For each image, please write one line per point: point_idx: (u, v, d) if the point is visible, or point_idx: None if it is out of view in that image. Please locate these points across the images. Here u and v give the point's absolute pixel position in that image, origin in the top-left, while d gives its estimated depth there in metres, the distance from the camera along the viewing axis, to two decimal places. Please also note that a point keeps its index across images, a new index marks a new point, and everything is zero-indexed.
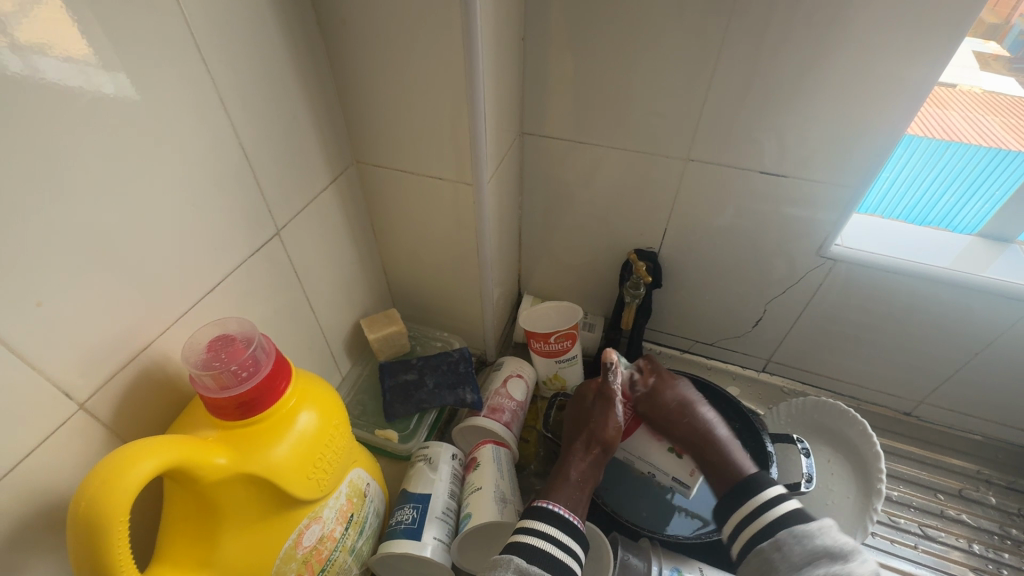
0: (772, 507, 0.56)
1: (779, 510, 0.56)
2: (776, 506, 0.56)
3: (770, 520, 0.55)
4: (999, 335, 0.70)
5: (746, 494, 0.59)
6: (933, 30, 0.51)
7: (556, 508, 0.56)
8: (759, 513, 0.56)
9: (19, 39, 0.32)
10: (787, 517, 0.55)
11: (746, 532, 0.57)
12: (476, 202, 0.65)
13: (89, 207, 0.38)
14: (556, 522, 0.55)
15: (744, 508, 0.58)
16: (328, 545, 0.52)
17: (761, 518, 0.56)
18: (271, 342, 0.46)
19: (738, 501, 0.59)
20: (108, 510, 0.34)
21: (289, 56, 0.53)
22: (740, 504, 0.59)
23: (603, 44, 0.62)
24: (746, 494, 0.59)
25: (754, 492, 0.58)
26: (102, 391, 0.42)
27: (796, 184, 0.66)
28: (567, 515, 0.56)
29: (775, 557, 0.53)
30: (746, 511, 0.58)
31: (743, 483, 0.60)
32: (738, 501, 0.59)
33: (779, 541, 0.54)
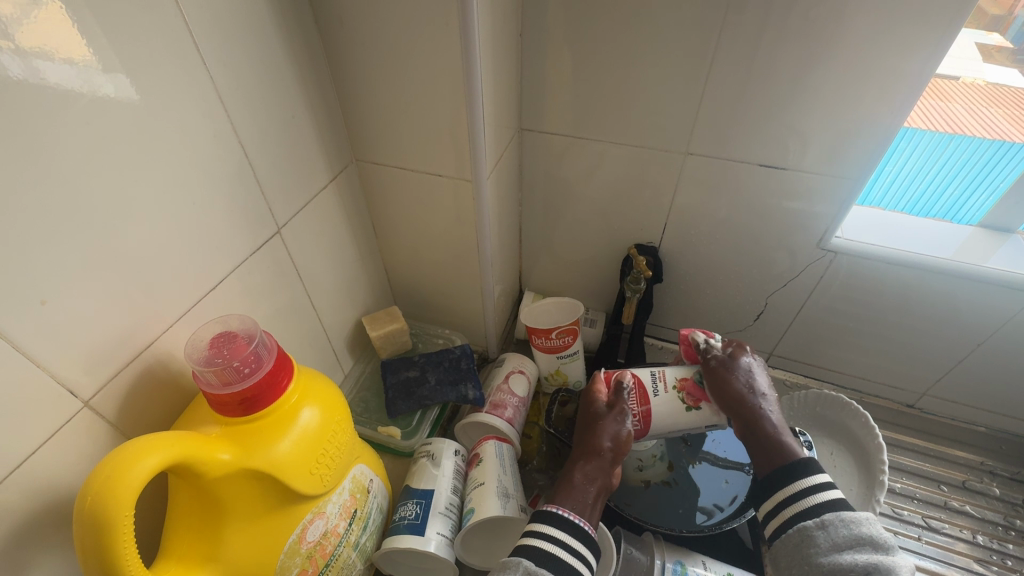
0: (820, 492, 0.51)
1: (826, 496, 0.50)
2: (823, 490, 0.51)
3: (816, 503, 0.50)
4: (999, 327, 0.70)
5: (792, 474, 0.53)
6: (931, 21, 0.51)
7: (561, 510, 0.54)
8: (802, 496, 0.51)
9: (22, 43, 0.32)
10: (836, 502, 0.50)
11: (785, 514, 0.51)
12: (476, 199, 0.66)
13: (93, 207, 0.38)
14: (561, 523, 0.53)
15: (785, 488, 0.52)
16: (332, 540, 0.52)
17: (807, 501, 0.51)
18: (273, 339, 0.47)
19: (781, 482, 0.53)
20: (114, 506, 0.34)
21: (287, 55, 0.53)
22: (780, 484, 0.53)
23: (601, 39, 0.62)
24: (787, 475, 0.53)
25: (797, 475, 0.52)
26: (106, 389, 0.42)
27: (796, 176, 0.66)
28: (576, 520, 0.53)
29: (818, 535, 0.49)
30: (786, 494, 0.52)
31: (786, 466, 0.53)
32: (778, 484, 0.53)
33: (825, 521, 0.49)
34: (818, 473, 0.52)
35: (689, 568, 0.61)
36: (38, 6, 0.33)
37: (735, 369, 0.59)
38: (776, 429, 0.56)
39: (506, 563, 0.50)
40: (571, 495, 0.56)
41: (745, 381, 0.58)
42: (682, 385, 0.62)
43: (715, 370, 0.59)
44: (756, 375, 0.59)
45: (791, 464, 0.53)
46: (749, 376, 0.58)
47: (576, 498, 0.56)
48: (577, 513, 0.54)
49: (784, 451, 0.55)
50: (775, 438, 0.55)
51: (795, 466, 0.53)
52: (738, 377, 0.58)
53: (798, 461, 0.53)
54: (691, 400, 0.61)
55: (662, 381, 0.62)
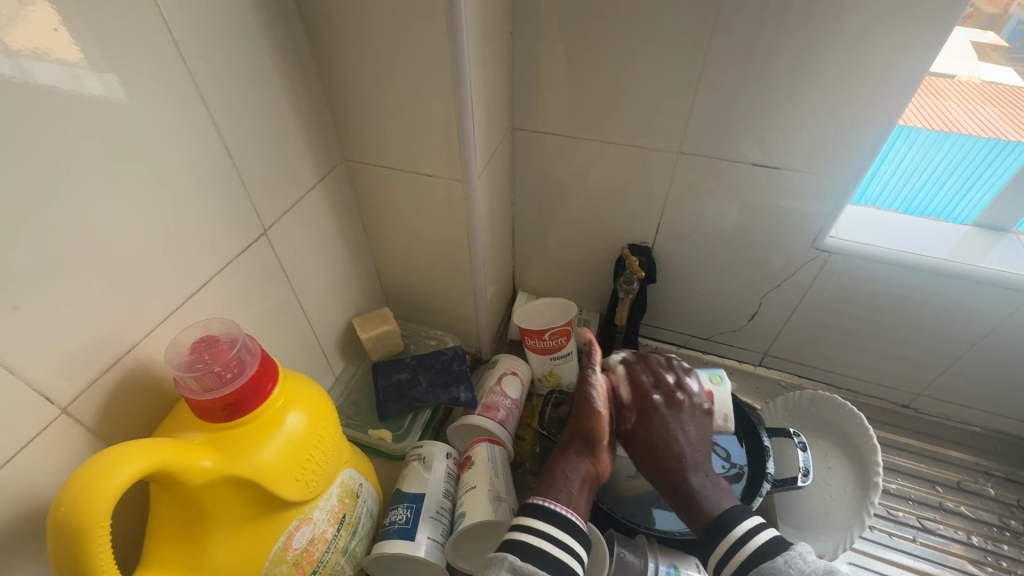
0: (748, 542, 0.50)
1: (759, 540, 0.50)
2: (754, 535, 0.51)
3: (754, 550, 0.50)
4: (995, 326, 0.69)
5: (718, 529, 0.53)
6: (925, 19, 0.50)
7: (549, 504, 0.54)
8: (734, 550, 0.51)
9: (11, 45, 0.32)
10: (772, 546, 0.50)
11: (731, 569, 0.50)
12: (466, 200, 0.65)
13: (72, 209, 0.37)
14: (554, 519, 0.53)
15: (721, 542, 0.52)
16: (319, 546, 0.51)
17: (740, 553, 0.50)
18: (256, 343, 0.46)
19: (714, 540, 0.52)
20: (89, 516, 0.33)
21: (273, 54, 0.52)
22: (716, 542, 0.52)
23: (592, 37, 0.61)
24: (716, 530, 0.52)
25: (726, 529, 0.52)
26: (85, 395, 0.41)
27: (789, 176, 0.65)
28: (565, 513, 0.53)
29: None
30: (726, 545, 0.51)
31: (716, 518, 0.53)
32: (715, 539, 0.52)
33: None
34: (742, 522, 0.52)
35: (682, 571, 0.62)
36: (28, 5, 0.32)
37: (649, 429, 0.61)
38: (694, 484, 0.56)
39: (493, 559, 0.49)
40: (557, 485, 0.57)
41: (660, 438, 0.60)
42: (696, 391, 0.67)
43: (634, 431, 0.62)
44: (680, 429, 0.60)
45: (714, 518, 0.54)
46: (664, 432, 0.60)
47: (561, 489, 0.56)
48: (564, 505, 0.55)
49: (705, 505, 0.55)
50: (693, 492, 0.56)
51: (721, 517, 0.53)
52: (653, 438, 0.60)
53: (720, 514, 0.54)
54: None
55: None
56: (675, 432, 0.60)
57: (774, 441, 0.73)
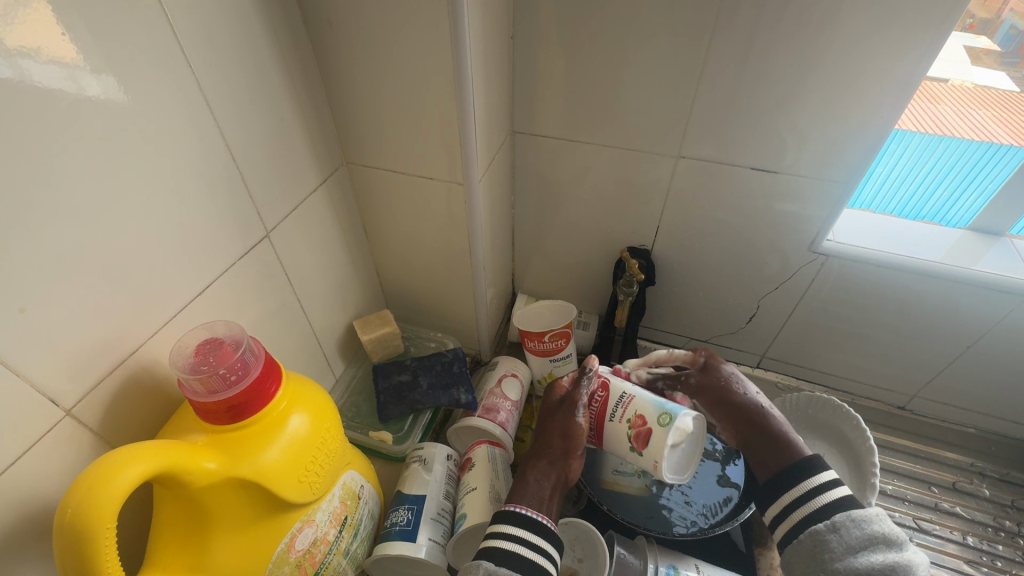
0: (827, 491, 0.51)
1: (829, 495, 0.51)
2: (830, 488, 0.51)
3: (825, 503, 0.51)
4: (990, 328, 0.70)
5: (795, 474, 0.54)
6: (921, 25, 0.51)
7: (534, 515, 0.54)
8: (812, 495, 0.52)
9: (10, 45, 0.32)
10: (848, 500, 0.50)
11: (794, 518, 0.52)
12: (467, 202, 0.65)
13: (76, 213, 0.38)
14: (527, 524, 0.53)
15: (796, 487, 0.53)
16: (321, 548, 0.52)
17: (815, 501, 0.51)
18: (260, 345, 0.46)
19: (790, 482, 0.54)
20: (96, 518, 0.33)
21: (276, 57, 0.52)
22: (788, 487, 0.54)
23: (592, 41, 0.62)
24: (796, 474, 0.54)
25: (809, 472, 0.54)
26: (88, 398, 0.41)
27: (787, 180, 0.66)
28: (539, 519, 0.54)
29: (830, 539, 0.48)
30: (795, 495, 0.53)
31: (796, 463, 0.55)
32: (792, 480, 0.54)
33: (836, 523, 0.48)
34: (823, 470, 0.53)
35: (682, 572, 0.61)
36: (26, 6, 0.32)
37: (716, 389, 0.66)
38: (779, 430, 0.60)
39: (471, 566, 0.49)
40: (527, 492, 0.57)
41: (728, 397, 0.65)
42: (637, 426, 0.60)
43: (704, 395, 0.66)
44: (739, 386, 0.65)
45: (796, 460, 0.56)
46: (725, 384, 0.66)
47: (531, 495, 0.57)
48: (534, 509, 0.55)
49: (791, 447, 0.58)
50: (779, 436, 0.59)
51: (800, 464, 0.55)
52: (722, 402, 0.65)
53: (800, 459, 0.56)
54: (637, 443, 0.60)
55: (622, 410, 0.62)
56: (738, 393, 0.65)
57: None
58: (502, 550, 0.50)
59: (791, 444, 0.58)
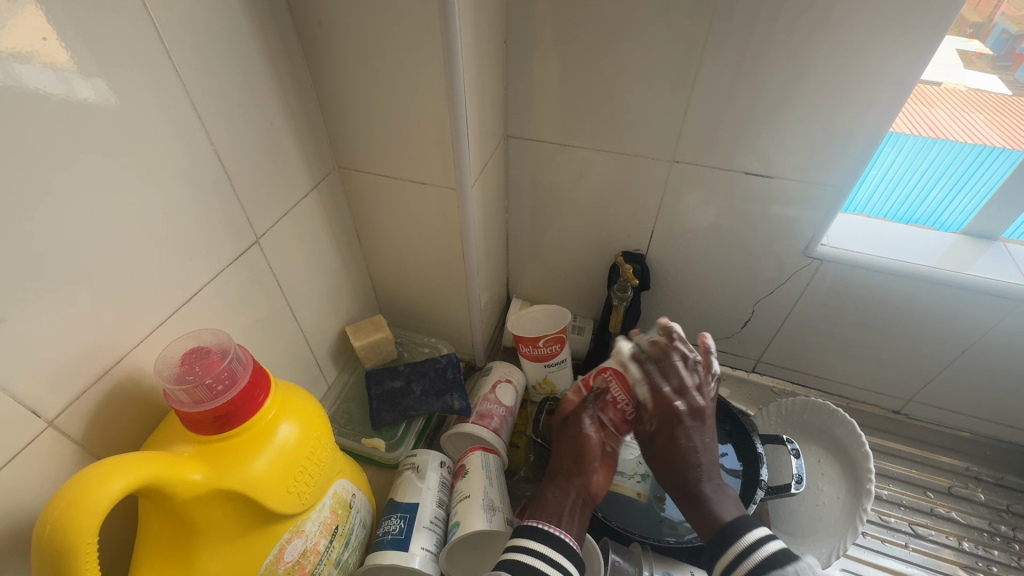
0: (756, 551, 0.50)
1: (766, 551, 0.50)
2: (759, 548, 0.50)
3: (759, 560, 0.49)
4: (984, 332, 0.70)
5: (722, 539, 0.52)
6: (914, 29, 0.51)
7: (544, 525, 0.55)
8: (743, 556, 0.50)
9: None
10: (781, 556, 0.49)
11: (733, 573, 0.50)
12: (460, 207, 0.65)
13: (59, 219, 0.37)
14: (543, 537, 0.54)
15: (722, 556, 0.52)
16: (311, 559, 0.51)
17: (747, 562, 0.50)
18: (247, 353, 0.45)
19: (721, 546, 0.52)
20: (75, 533, 0.33)
21: (265, 60, 0.52)
22: (721, 550, 0.52)
23: (585, 46, 0.61)
24: (722, 540, 0.52)
25: (733, 537, 0.52)
26: (71, 408, 0.41)
27: (781, 184, 0.66)
28: (556, 532, 0.54)
29: None
30: (730, 556, 0.51)
31: (720, 530, 0.53)
32: (721, 547, 0.52)
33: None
34: (749, 533, 0.52)
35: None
36: (18, 7, 0.32)
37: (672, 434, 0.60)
38: (705, 493, 0.56)
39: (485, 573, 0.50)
40: (548, 507, 0.58)
41: (676, 447, 0.59)
42: (658, 345, 0.64)
43: (651, 442, 0.61)
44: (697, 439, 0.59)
45: (722, 527, 0.53)
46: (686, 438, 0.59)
47: (552, 510, 0.57)
48: (557, 525, 0.56)
49: (713, 513, 0.55)
50: (706, 502, 0.56)
51: (724, 530, 0.53)
52: (667, 448, 0.60)
53: (727, 523, 0.53)
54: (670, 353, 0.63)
55: (634, 354, 0.64)
56: (690, 439, 0.59)
57: (768, 449, 0.73)
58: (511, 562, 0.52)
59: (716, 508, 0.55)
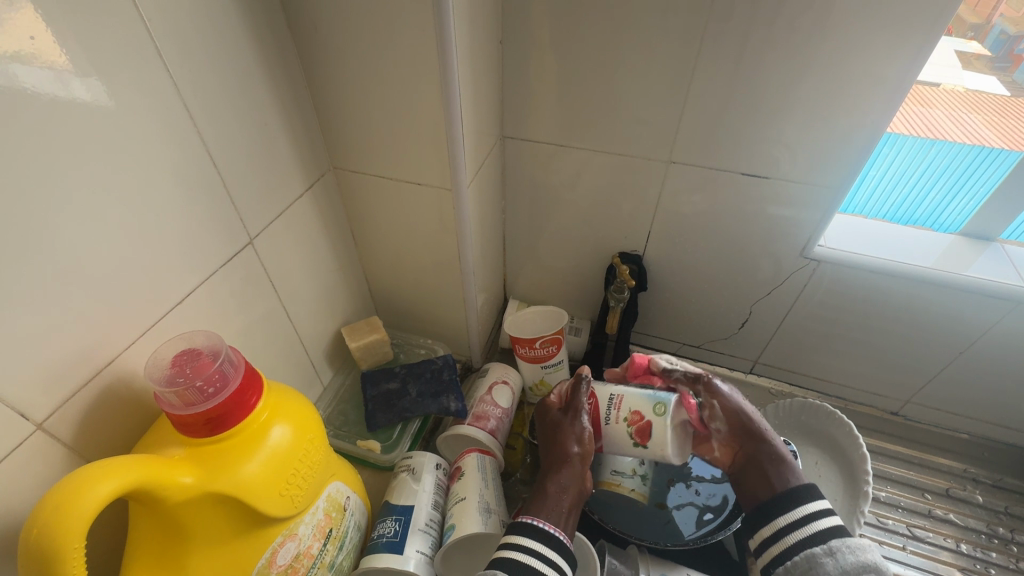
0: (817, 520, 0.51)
1: (826, 522, 0.50)
2: (818, 519, 0.51)
3: (819, 530, 0.50)
4: (982, 334, 0.70)
5: (786, 502, 0.53)
6: (911, 29, 0.51)
7: (539, 523, 0.54)
8: (802, 523, 0.51)
9: None
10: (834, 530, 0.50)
11: (789, 540, 0.51)
12: (456, 208, 0.64)
13: (48, 221, 0.37)
14: (531, 533, 0.54)
15: (785, 514, 0.53)
16: (305, 562, 0.50)
17: (808, 527, 0.51)
18: (239, 355, 0.45)
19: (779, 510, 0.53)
20: (62, 538, 0.32)
21: (259, 61, 0.51)
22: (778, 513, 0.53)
23: (581, 46, 0.61)
24: (786, 501, 0.53)
25: (796, 502, 0.53)
26: (61, 412, 0.40)
27: (779, 186, 0.66)
28: (554, 531, 0.54)
29: (825, 561, 0.48)
30: (789, 520, 0.52)
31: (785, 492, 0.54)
32: (778, 510, 0.53)
33: (833, 548, 0.49)
34: (814, 500, 0.53)
35: None
36: (13, 7, 0.32)
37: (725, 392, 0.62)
38: (782, 452, 0.58)
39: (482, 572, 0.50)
40: (546, 504, 0.57)
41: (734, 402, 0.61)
42: (636, 421, 0.60)
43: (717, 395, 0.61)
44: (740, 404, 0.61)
45: (791, 489, 0.54)
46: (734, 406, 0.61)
47: (551, 509, 0.56)
48: (552, 522, 0.55)
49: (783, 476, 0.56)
50: (781, 460, 0.57)
51: (791, 492, 0.54)
52: (729, 405, 0.61)
53: (795, 486, 0.54)
54: (639, 437, 0.60)
55: (616, 411, 0.61)
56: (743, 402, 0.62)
57: None
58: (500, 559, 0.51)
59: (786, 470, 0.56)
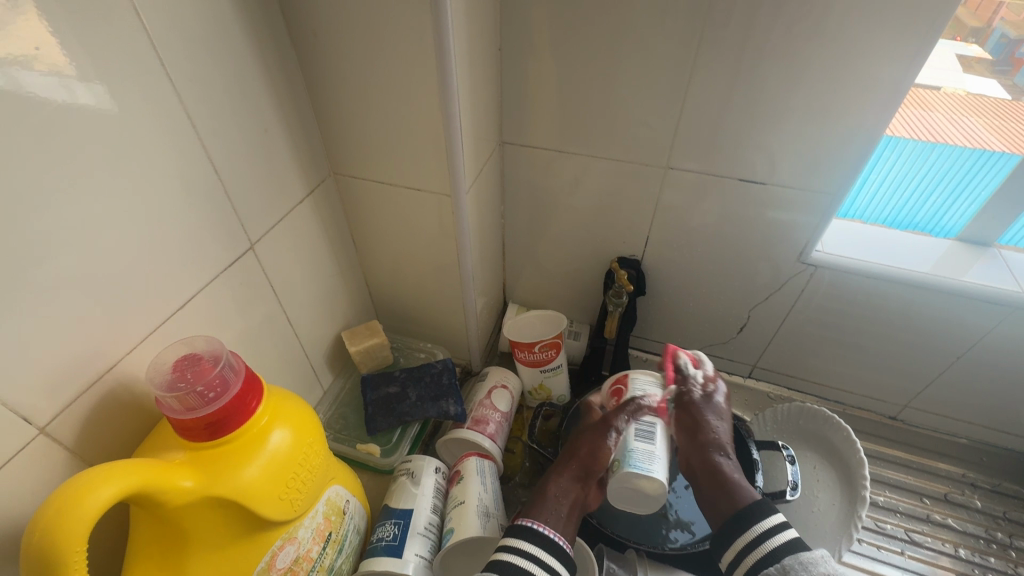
0: (772, 536, 0.53)
1: (781, 538, 0.52)
2: (774, 534, 0.53)
3: (771, 549, 0.52)
4: (979, 339, 0.70)
5: (743, 521, 0.55)
6: (906, 36, 0.51)
7: (530, 523, 0.55)
8: (759, 541, 0.53)
9: None
10: (789, 546, 0.52)
11: (748, 562, 0.53)
12: (455, 213, 0.65)
13: (53, 225, 0.37)
14: (524, 534, 0.55)
15: (741, 536, 0.54)
16: (304, 566, 0.51)
17: (764, 545, 0.52)
18: (239, 360, 0.45)
19: (738, 529, 0.55)
20: (64, 540, 0.33)
21: (261, 68, 0.52)
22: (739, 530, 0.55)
23: (579, 53, 0.62)
24: (743, 520, 0.55)
25: (753, 519, 0.55)
26: (63, 415, 0.41)
27: (776, 191, 0.66)
28: (550, 534, 0.55)
29: None
30: (747, 538, 0.54)
31: (742, 510, 0.56)
32: (738, 529, 0.55)
33: (786, 567, 0.50)
34: (770, 516, 0.54)
35: None
36: (18, 13, 0.33)
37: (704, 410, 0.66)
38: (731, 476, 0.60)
39: None
40: (544, 510, 0.59)
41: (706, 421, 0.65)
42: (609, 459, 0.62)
43: (689, 411, 0.66)
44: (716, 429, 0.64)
45: (740, 509, 0.56)
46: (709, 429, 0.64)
47: (549, 514, 0.59)
48: (549, 525, 0.57)
49: (738, 493, 0.58)
50: (730, 479, 0.59)
51: (746, 511, 0.56)
52: (696, 422, 0.65)
53: (750, 504, 0.56)
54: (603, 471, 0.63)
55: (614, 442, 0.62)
56: (716, 424, 0.65)
57: (763, 454, 0.72)
58: (496, 562, 0.52)
59: (740, 492, 0.58)
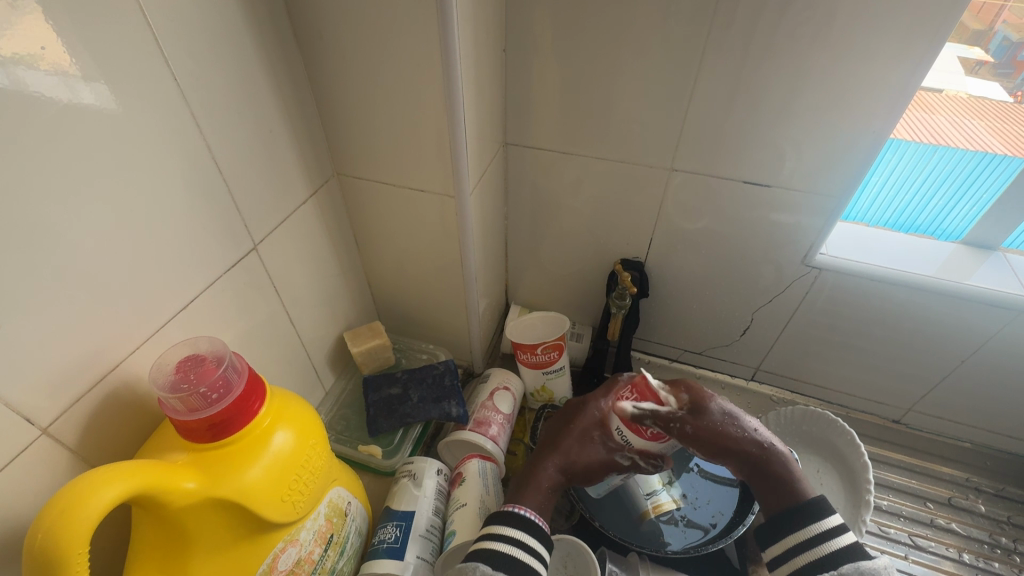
0: (832, 539, 0.47)
1: (842, 542, 0.47)
2: (834, 537, 0.47)
3: (832, 551, 0.47)
4: (984, 342, 0.70)
5: (804, 518, 0.49)
6: (914, 38, 0.51)
7: (520, 510, 0.52)
8: (817, 541, 0.48)
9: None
10: (850, 552, 0.46)
11: (799, 561, 0.48)
12: (458, 214, 0.65)
13: (57, 224, 0.37)
14: (520, 524, 0.51)
15: (796, 534, 0.49)
16: (306, 568, 0.51)
17: (822, 547, 0.47)
18: (242, 361, 0.45)
19: (793, 526, 0.49)
20: (65, 543, 0.32)
21: (265, 66, 0.52)
22: (792, 529, 0.49)
23: (585, 54, 0.62)
24: (796, 521, 0.49)
25: (814, 518, 0.49)
26: (66, 416, 0.41)
27: (780, 193, 0.66)
28: (535, 519, 0.52)
29: None
30: (801, 537, 0.48)
31: (801, 506, 0.50)
32: (793, 526, 0.49)
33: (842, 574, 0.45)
34: (830, 517, 0.49)
35: None
36: (14, 12, 0.32)
37: (711, 419, 0.54)
38: (785, 467, 0.53)
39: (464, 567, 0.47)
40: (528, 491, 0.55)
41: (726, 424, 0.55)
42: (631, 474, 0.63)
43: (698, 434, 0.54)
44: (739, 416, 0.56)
45: (802, 506, 0.50)
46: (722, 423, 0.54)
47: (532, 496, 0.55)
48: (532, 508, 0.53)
49: (796, 488, 0.52)
50: (785, 478, 0.52)
51: (806, 508, 0.50)
52: (714, 431, 0.54)
53: (810, 500, 0.50)
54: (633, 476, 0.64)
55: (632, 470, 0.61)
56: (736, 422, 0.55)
57: None
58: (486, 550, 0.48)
59: (797, 484, 0.52)
